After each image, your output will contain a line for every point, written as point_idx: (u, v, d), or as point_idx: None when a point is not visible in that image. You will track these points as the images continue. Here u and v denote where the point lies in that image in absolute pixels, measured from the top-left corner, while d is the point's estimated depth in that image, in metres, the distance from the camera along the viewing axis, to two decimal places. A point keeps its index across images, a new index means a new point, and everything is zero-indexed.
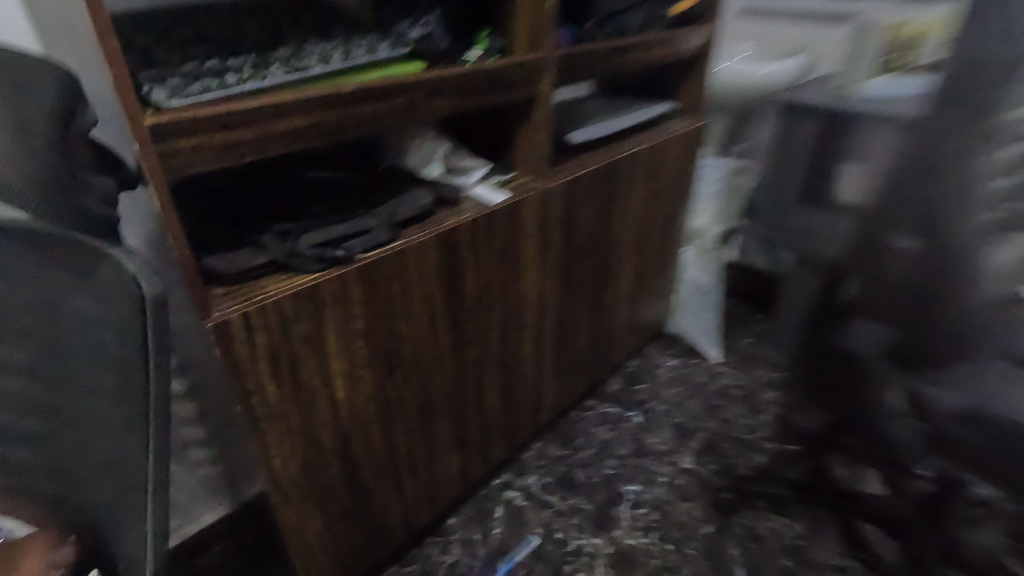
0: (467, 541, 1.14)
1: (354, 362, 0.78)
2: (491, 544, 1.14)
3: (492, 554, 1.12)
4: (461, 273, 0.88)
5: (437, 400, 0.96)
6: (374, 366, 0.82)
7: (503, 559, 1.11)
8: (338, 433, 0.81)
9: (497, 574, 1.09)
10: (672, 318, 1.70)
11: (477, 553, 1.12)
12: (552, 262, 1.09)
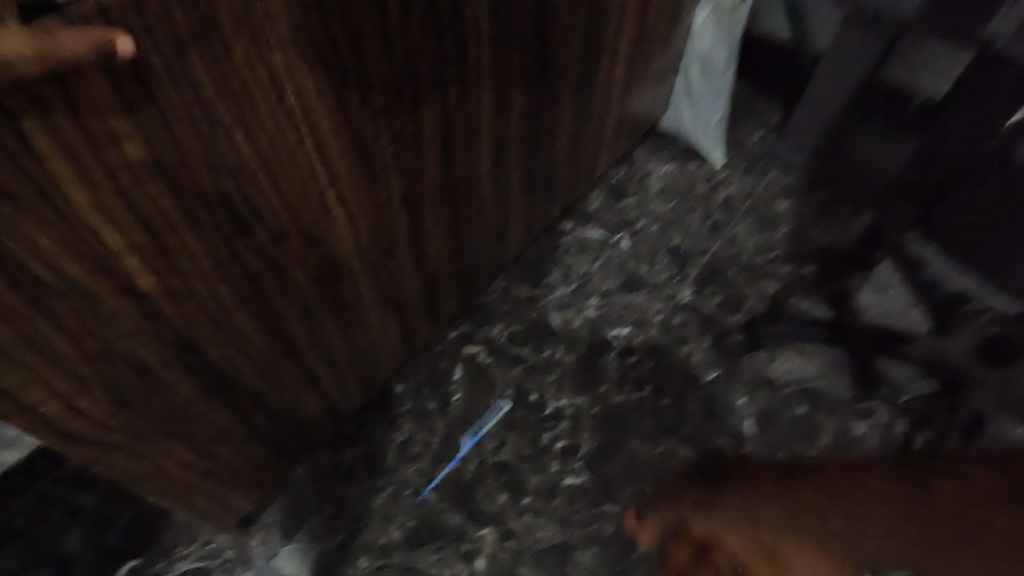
0: (420, 414, 0.91)
1: (152, 231, 0.42)
2: (448, 416, 0.91)
3: (453, 427, 0.90)
4: (345, 44, 0.46)
5: (345, 263, 0.62)
6: (205, 234, 0.45)
7: (465, 433, 0.90)
8: (170, 336, 0.48)
9: (459, 451, 0.88)
10: (669, 112, 1.31)
11: (433, 427, 0.90)
12: (515, 20, 0.65)
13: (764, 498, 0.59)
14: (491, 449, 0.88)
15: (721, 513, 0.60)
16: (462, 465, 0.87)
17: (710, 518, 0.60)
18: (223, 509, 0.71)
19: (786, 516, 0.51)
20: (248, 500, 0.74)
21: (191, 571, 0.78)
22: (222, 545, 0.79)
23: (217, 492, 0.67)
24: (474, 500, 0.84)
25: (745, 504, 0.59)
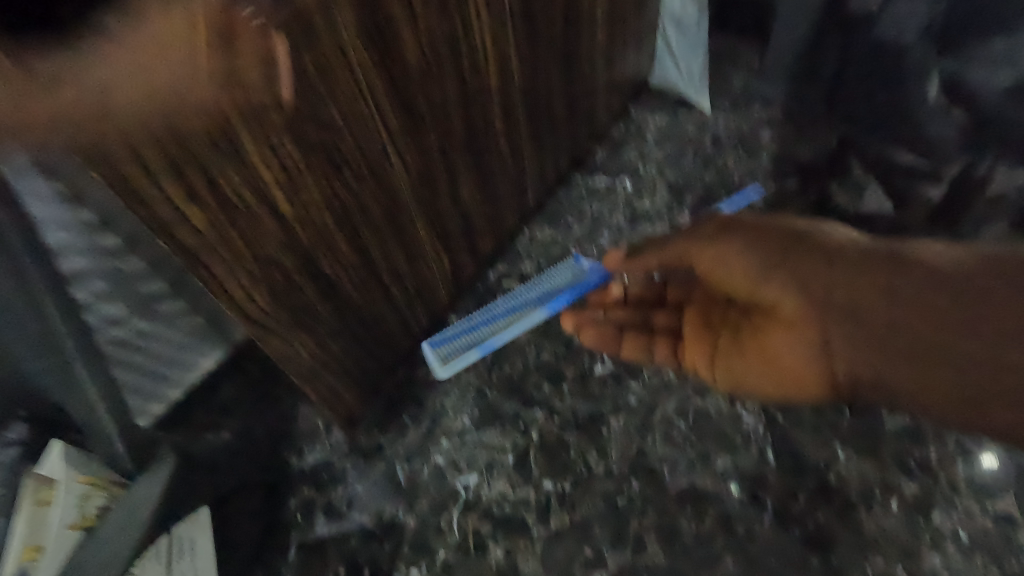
0: (573, 261, 1.09)
1: (292, 172, 0.65)
2: (559, 301, 1.03)
3: (538, 310, 1.05)
4: (391, 38, 0.69)
5: (403, 198, 0.84)
6: (316, 173, 0.68)
7: (507, 337, 1.05)
8: (300, 241, 0.71)
9: (478, 334, 1.04)
10: (655, 67, 1.44)
11: (550, 287, 1.07)
12: (505, 8, 0.85)
13: (861, 323, 0.69)
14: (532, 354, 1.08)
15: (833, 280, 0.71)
16: (512, 366, 1.07)
17: (825, 281, 0.71)
18: (338, 403, 0.94)
19: (927, 334, 0.66)
20: (350, 398, 0.97)
21: (316, 461, 1.00)
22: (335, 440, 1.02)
23: (329, 383, 0.90)
24: (525, 390, 1.04)
25: (846, 271, 0.70)
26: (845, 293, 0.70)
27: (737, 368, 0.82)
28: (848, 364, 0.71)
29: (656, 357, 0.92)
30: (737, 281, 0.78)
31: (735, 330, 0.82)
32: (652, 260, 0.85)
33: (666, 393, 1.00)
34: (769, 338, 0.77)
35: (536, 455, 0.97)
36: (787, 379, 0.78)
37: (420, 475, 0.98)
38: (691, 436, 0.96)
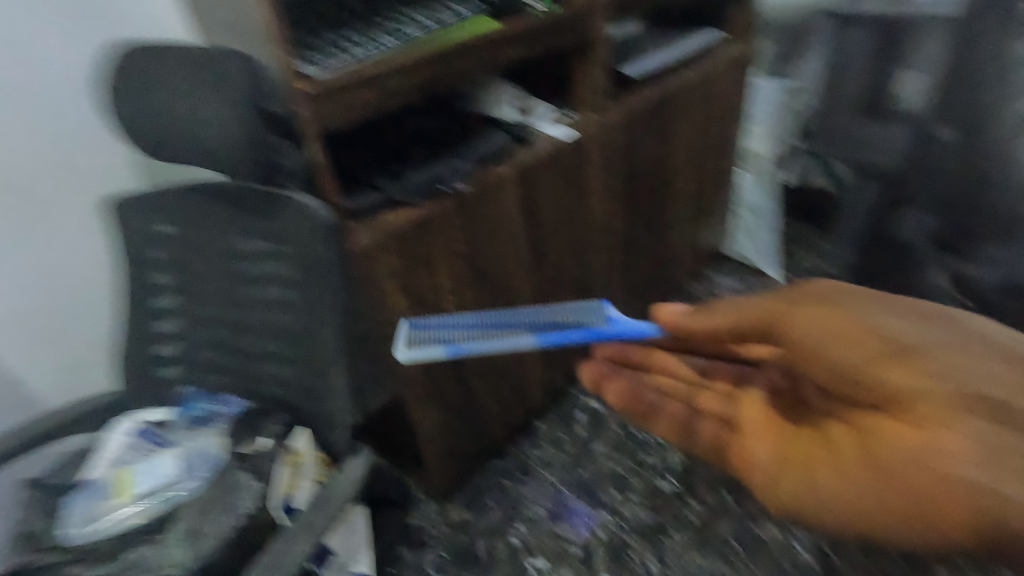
0: (595, 302, 0.64)
1: (459, 283, 0.95)
2: (571, 335, 0.55)
3: (531, 333, 0.55)
4: (539, 205, 1.02)
5: (523, 314, 1.11)
6: (473, 285, 0.98)
7: (487, 347, 0.54)
8: None
9: (449, 340, 0.57)
10: (731, 241, 1.76)
11: (554, 318, 0.61)
12: (616, 192, 1.19)
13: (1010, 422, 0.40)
14: (604, 463, 1.24)
15: (950, 358, 0.43)
16: (586, 471, 1.23)
17: (916, 351, 0.44)
18: (442, 472, 1.15)
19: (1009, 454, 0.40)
20: (451, 471, 1.17)
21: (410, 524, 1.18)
22: (429, 509, 1.20)
23: (442, 452, 1.12)
24: (595, 493, 1.19)
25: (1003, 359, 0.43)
26: (916, 357, 0.44)
27: (825, 491, 0.47)
28: (950, 475, 0.41)
29: (701, 445, 0.63)
30: (840, 344, 0.47)
31: (830, 439, 0.49)
32: (727, 317, 0.55)
33: (721, 516, 1.12)
34: (867, 437, 0.46)
35: (599, 551, 1.10)
36: (907, 499, 0.43)
37: (496, 551, 1.12)
38: (744, 558, 1.05)
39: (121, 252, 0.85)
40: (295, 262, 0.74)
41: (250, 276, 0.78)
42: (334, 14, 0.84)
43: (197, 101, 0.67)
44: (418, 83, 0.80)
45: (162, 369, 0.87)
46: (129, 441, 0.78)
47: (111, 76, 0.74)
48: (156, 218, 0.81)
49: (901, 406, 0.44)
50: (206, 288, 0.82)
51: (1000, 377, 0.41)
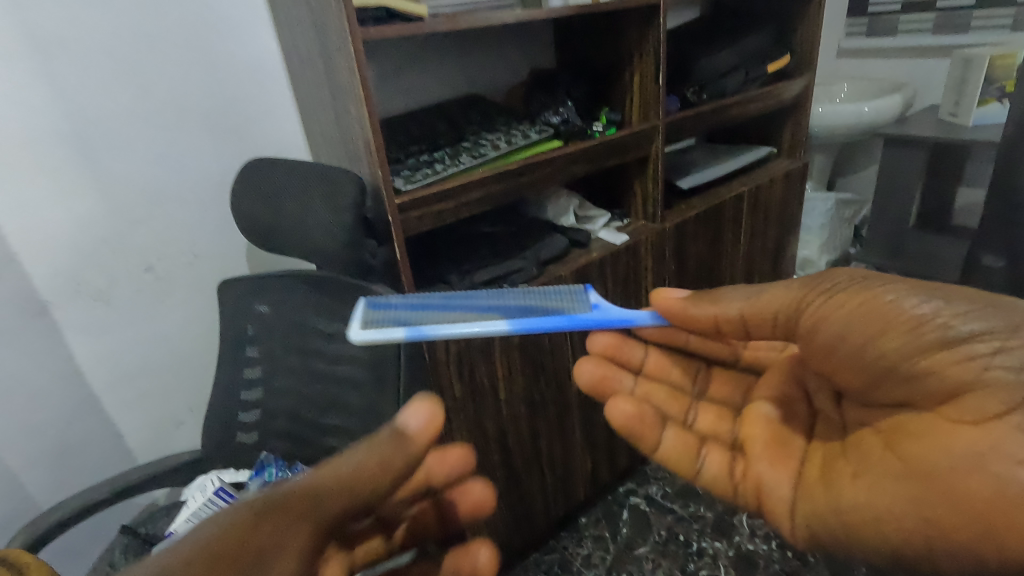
0: (578, 287, 0.62)
1: (513, 372, 1.01)
2: (548, 320, 0.53)
3: (504, 319, 0.53)
4: None
5: (572, 405, 1.15)
6: (525, 374, 1.04)
7: (453, 329, 0.51)
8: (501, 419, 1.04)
9: (410, 316, 0.54)
10: None
11: (520, 302, 0.57)
12: None
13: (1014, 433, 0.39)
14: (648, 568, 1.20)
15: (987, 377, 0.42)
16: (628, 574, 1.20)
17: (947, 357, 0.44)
18: None
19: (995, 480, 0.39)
20: None
21: None
22: None
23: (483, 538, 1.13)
24: None
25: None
26: (947, 358, 0.44)
27: (815, 505, 0.52)
28: (907, 486, 0.44)
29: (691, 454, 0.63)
30: (879, 339, 0.48)
31: (853, 448, 0.52)
32: (732, 306, 0.56)
33: None
34: (909, 439, 0.46)
35: None
36: (955, 503, 0.40)
37: None
38: None
39: (222, 324, 0.97)
40: (370, 345, 0.82)
41: (328, 354, 0.88)
42: (425, 134, 0.99)
43: (305, 204, 0.79)
44: (490, 194, 0.91)
45: (244, 436, 0.96)
46: (206, 497, 0.85)
47: (238, 178, 0.89)
48: (256, 298, 0.93)
49: (945, 406, 0.45)
50: (289, 362, 0.92)
51: (1013, 372, 0.41)
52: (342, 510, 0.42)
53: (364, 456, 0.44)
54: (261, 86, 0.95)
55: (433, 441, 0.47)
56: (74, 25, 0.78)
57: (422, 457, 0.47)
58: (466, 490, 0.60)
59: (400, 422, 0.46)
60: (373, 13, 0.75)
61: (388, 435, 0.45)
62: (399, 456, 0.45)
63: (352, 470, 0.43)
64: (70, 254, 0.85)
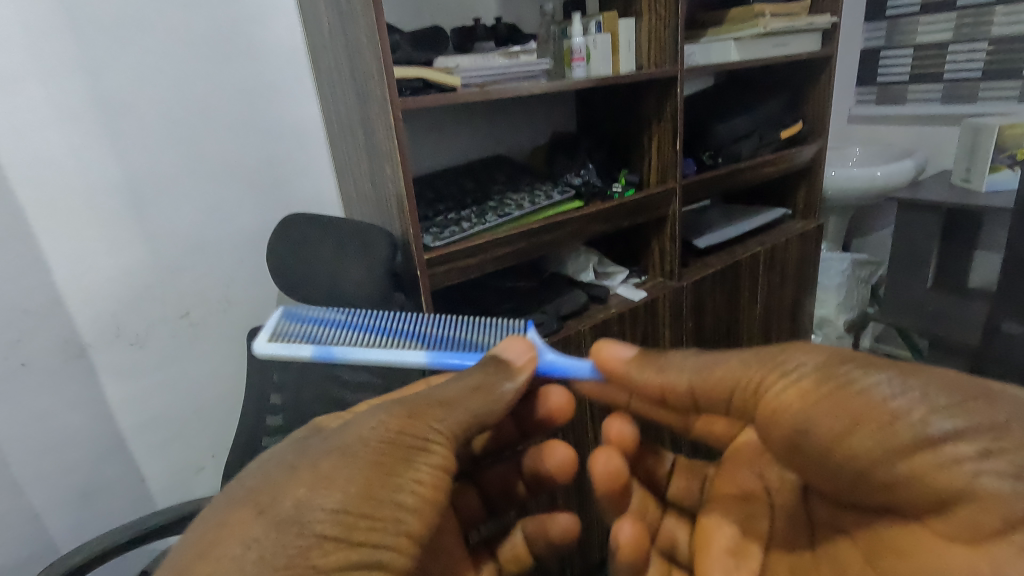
0: (519, 325, 0.69)
1: None
2: (458, 357, 0.61)
3: (420, 351, 0.62)
4: None
5: (590, 461, 1.14)
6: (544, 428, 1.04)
7: (364, 356, 0.60)
8: None
9: (322, 334, 0.64)
10: None
11: (439, 335, 0.66)
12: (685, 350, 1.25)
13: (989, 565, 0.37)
14: None
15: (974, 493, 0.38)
16: None
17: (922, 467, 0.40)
18: None
19: None
20: None
21: None
22: None
23: None
24: None
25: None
26: (922, 464, 0.41)
27: None
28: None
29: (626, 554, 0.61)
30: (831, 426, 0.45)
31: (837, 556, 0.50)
32: (681, 380, 0.54)
33: None
34: (893, 553, 0.44)
35: None
36: None
37: None
38: None
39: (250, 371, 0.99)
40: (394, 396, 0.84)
41: (351, 403, 0.89)
42: (452, 193, 1.04)
43: (338, 257, 0.83)
44: (514, 250, 0.95)
45: None
46: None
47: (275, 231, 0.93)
48: None
49: (929, 518, 0.42)
50: (311, 410, 0.93)
51: (1002, 482, 0.38)
52: (465, 423, 0.52)
53: (475, 381, 0.53)
54: (303, 146, 1.02)
55: (529, 374, 0.56)
56: (139, 91, 0.85)
57: (524, 387, 0.55)
58: (552, 450, 0.65)
59: (496, 356, 0.55)
60: (411, 84, 0.81)
61: (488, 366, 0.54)
62: (503, 382, 0.54)
63: (467, 393, 0.52)
64: (113, 299, 0.90)
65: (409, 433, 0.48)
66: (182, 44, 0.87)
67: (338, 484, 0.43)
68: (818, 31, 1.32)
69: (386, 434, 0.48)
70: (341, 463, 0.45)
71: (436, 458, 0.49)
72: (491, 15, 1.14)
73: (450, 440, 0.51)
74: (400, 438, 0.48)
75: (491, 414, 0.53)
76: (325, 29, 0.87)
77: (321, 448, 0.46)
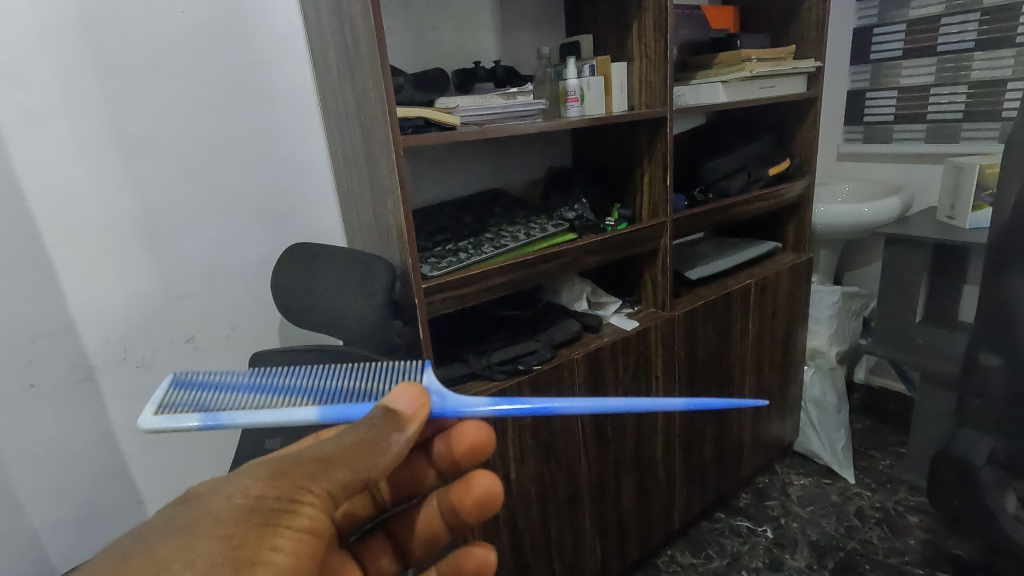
0: (413, 367, 0.64)
1: (524, 451, 1.04)
2: (355, 408, 0.55)
3: (311, 406, 0.55)
4: (604, 386, 1.12)
5: (583, 488, 1.16)
6: (537, 455, 1.06)
7: (254, 418, 0.54)
8: (515, 499, 1.05)
9: (215, 402, 0.56)
10: (800, 436, 1.73)
11: (340, 387, 0.60)
12: (677, 379, 1.28)
13: None
14: None
15: None
16: None
17: None
18: None
19: None
20: None
21: None
22: None
23: None
24: None
25: None
26: None
27: None
28: None
29: None
30: None
31: None
32: None
33: None
34: None
35: None
36: None
37: None
38: None
39: None
40: None
41: None
42: (451, 224, 1.09)
43: (339, 286, 0.87)
44: (510, 280, 0.98)
45: None
46: None
47: (280, 258, 0.97)
48: None
49: None
50: None
51: None
52: (342, 481, 0.49)
53: (361, 435, 0.50)
54: (310, 179, 1.06)
55: (422, 423, 0.52)
56: (157, 130, 0.90)
57: (416, 438, 0.52)
58: (471, 483, 0.65)
59: (386, 405, 0.52)
60: (413, 123, 0.86)
61: (377, 417, 0.51)
62: (391, 435, 0.50)
63: (346, 448, 0.49)
64: (122, 323, 0.93)
65: (271, 498, 0.47)
66: (200, 85, 0.93)
67: (173, 569, 0.42)
68: (803, 74, 1.39)
69: (243, 502, 0.47)
70: (180, 545, 0.43)
71: (302, 521, 0.48)
72: (491, 58, 1.20)
73: (324, 501, 0.49)
74: (260, 504, 0.47)
75: (375, 467, 0.50)
76: (334, 72, 0.92)
77: (165, 531, 0.45)
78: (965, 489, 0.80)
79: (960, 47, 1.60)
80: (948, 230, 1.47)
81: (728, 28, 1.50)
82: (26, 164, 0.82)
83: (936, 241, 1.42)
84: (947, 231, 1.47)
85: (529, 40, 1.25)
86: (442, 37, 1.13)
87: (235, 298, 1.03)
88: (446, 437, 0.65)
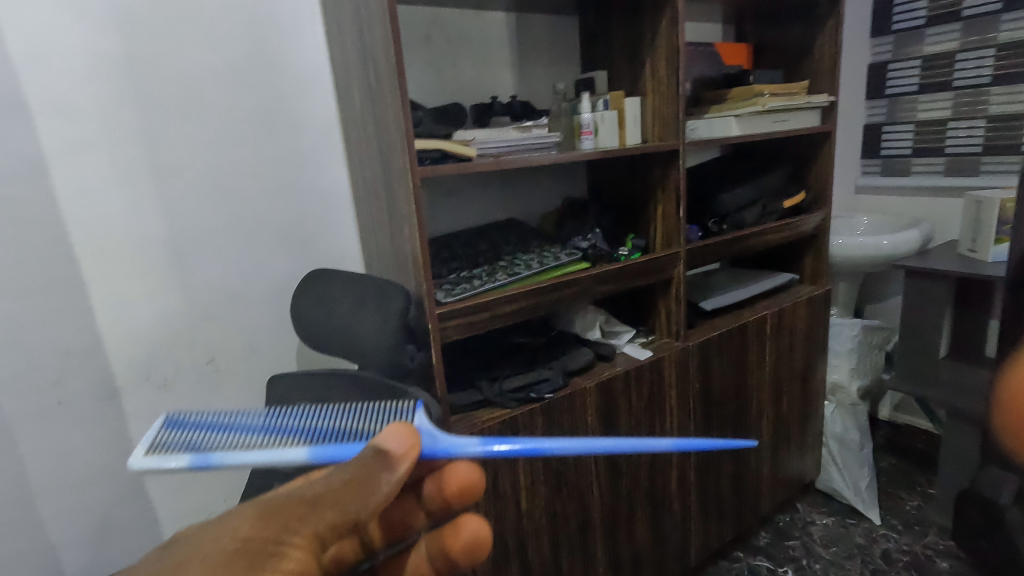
0: (410, 406, 0.65)
1: (535, 479, 1.03)
2: (346, 448, 0.56)
3: (302, 447, 0.56)
4: (617, 415, 1.11)
5: (595, 520, 1.14)
6: (548, 484, 1.05)
7: (245, 458, 0.55)
8: (526, 529, 1.04)
9: (208, 442, 0.58)
10: (821, 474, 1.68)
11: (332, 428, 0.62)
12: (691, 410, 1.26)
13: None
14: None
15: None
16: None
17: None
18: None
19: None
20: None
21: None
22: None
23: None
24: None
25: None
26: None
27: None
28: None
29: None
30: None
31: None
32: None
33: None
34: None
35: None
36: None
37: None
38: None
39: None
40: None
41: None
42: (466, 253, 1.11)
43: (355, 311, 0.89)
44: (523, 307, 1.00)
45: None
46: None
47: (299, 285, 1.00)
48: None
49: None
50: None
51: None
52: (331, 523, 0.51)
53: (352, 474, 0.51)
54: (331, 208, 1.10)
55: (413, 462, 0.53)
56: (189, 161, 0.95)
57: (405, 478, 0.53)
58: (460, 527, 0.65)
59: (378, 445, 0.52)
60: (430, 154, 0.90)
61: (368, 456, 0.52)
62: (381, 475, 0.52)
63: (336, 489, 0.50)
64: (146, 344, 0.96)
65: (260, 539, 0.48)
66: (229, 120, 0.98)
67: None
68: (817, 108, 1.40)
69: (232, 543, 0.47)
70: None
71: (291, 562, 0.49)
72: (508, 92, 1.25)
73: (311, 544, 0.50)
74: (249, 545, 0.48)
75: (365, 507, 0.51)
76: (357, 107, 0.97)
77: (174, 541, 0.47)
78: (991, 532, 0.78)
79: (976, 82, 1.61)
80: (970, 262, 1.45)
81: (741, 64, 1.53)
82: (67, 191, 0.87)
83: (955, 274, 1.40)
84: (969, 263, 1.45)
85: (545, 76, 1.29)
86: (462, 74, 1.18)
87: (255, 322, 1.06)
88: (437, 478, 0.65)
